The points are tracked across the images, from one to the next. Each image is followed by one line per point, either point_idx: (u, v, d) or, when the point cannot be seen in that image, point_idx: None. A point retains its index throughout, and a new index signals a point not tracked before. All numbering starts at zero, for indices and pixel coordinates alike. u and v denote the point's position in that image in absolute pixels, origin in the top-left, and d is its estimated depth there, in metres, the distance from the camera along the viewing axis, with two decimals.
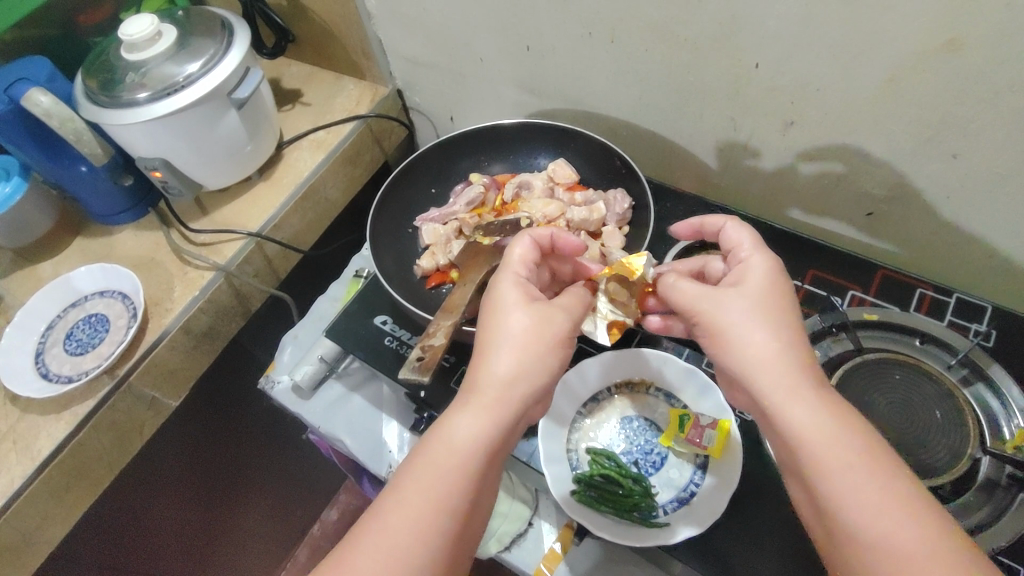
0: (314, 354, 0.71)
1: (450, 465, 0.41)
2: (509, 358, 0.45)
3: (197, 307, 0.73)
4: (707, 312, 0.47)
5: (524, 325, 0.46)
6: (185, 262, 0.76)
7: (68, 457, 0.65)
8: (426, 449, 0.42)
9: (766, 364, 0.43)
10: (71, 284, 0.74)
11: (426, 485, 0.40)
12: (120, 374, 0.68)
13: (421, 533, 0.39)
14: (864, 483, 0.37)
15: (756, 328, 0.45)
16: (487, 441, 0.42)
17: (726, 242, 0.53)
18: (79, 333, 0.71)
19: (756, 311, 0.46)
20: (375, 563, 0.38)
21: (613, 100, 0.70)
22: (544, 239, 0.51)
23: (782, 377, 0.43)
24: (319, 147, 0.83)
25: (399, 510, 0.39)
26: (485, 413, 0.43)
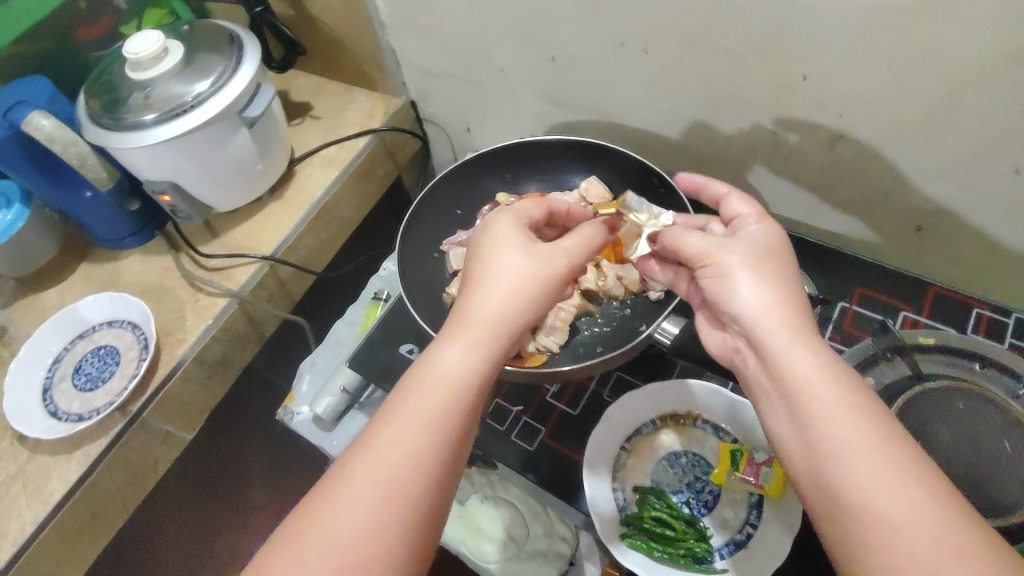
0: (335, 384, 0.67)
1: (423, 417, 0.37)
2: (501, 292, 0.42)
3: (211, 336, 0.70)
4: (712, 262, 0.44)
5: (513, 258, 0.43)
6: (196, 288, 0.72)
7: (81, 499, 0.62)
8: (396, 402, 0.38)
9: (771, 315, 0.40)
10: (77, 314, 0.71)
11: (418, 416, 0.37)
12: (133, 410, 0.65)
13: (394, 496, 0.35)
14: (869, 444, 0.34)
15: (760, 275, 0.42)
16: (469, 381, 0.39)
17: (727, 212, 0.50)
18: (88, 367, 0.68)
19: (760, 260, 0.43)
20: (364, 488, 0.35)
21: (642, 112, 0.67)
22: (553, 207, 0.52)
23: (792, 330, 0.39)
24: (332, 164, 0.80)
25: (384, 454, 0.36)
26: (474, 343, 0.40)
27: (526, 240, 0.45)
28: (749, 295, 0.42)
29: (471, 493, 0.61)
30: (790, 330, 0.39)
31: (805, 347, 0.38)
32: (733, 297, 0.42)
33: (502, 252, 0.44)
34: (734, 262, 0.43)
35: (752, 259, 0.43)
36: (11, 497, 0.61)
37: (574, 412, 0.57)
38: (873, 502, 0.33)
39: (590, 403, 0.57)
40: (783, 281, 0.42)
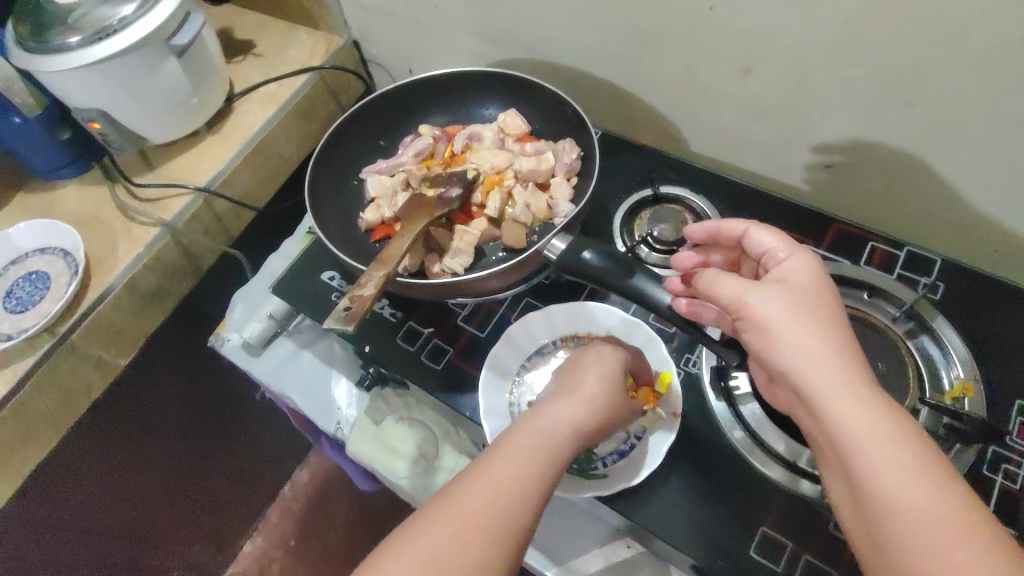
0: (263, 310, 0.69)
1: (495, 511, 0.37)
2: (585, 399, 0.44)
3: (143, 265, 0.71)
4: (743, 310, 0.41)
5: (594, 388, 0.45)
6: (129, 218, 0.73)
7: (9, 416, 0.63)
8: (497, 460, 0.39)
9: (820, 366, 0.37)
10: (12, 240, 0.72)
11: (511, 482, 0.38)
12: (60, 333, 0.66)
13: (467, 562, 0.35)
14: (920, 508, 0.32)
15: (795, 314, 0.39)
16: (557, 450, 0.41)
17: (754, 246, 0.47)
18: (19, 292, 0.69)
19: (800, 300, 0.40)
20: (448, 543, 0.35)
21: (569, 48, 0.67)
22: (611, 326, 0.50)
23: (840, 375, 0.37)
24: (271, 100, 0.80)
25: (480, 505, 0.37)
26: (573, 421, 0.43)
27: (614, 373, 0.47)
28: (796, 342, 0.38)
29: (386, 414, 0.63)
30: (840, 382, 0.37)
31: (858, 397, 0.36)
32: (775, 345, 0.39)
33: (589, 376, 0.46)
34: (772, 309, 0.40)
35: (793, 303, 0.40)
36: None
37: (482, 334, 0.59)
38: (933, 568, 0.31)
39: (497, 325, 0.60)
40: (835, 325, 0.39)
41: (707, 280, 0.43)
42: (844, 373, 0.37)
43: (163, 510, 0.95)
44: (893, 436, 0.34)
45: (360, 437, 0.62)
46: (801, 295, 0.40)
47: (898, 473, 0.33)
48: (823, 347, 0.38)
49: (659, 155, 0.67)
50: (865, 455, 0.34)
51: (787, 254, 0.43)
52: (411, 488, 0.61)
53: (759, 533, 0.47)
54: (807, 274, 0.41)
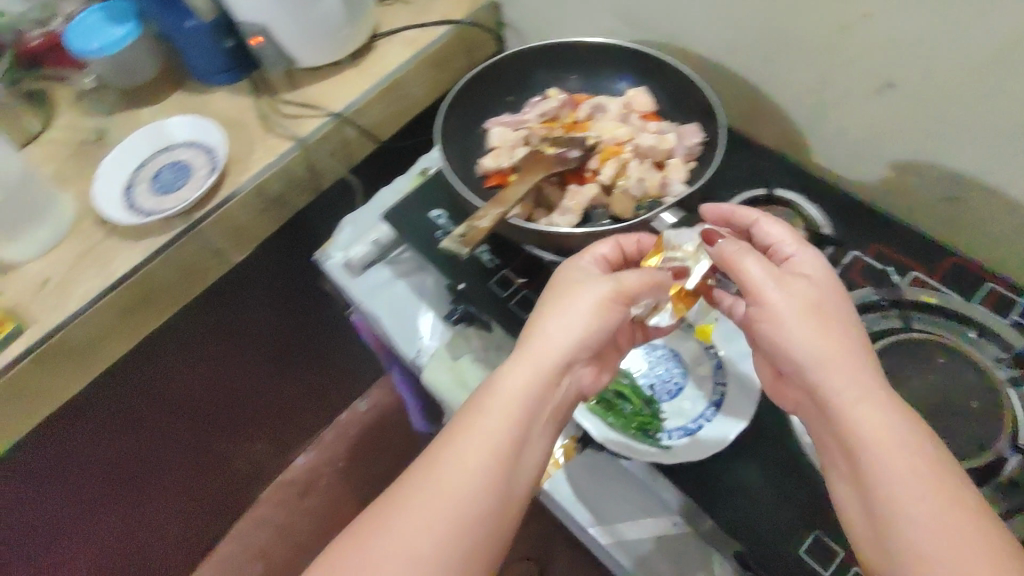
0: (370, 236, 0.75)
1: (494, 444, 0.43)
2: (553, 339, 0.47)
3: (272, 173, 0.77)
4: (758, 295, 0.44)
5: (585, 317, 0.47)
6: (267, 129, 0.80)
7: (139, 281, 0.71)
8: (474, 413, 0.45)
9: (831, 370, 0.41)
10: (165, 128, 0.81)
11: (481, 434, 0.43)
12: (193, 218, 0.73)
13: (449, 504, 0.41)
14: (925, 509, 0.35)
15: (801, 309, 0.43)
16: (522, 404, 0.45)
17: (763, 236, 0.50)
18: (164, 175, 0.77)
19: (817, 302, 0.43)
20: (437, 488, 0.42)
21: (708, 39, 0.68)
22: (627, 245, 0.53)
23: (865, 391, 0.39)
24: (411, 45, 0.85)
25: (458, 456, 0.43)
26: (530, 365, 0.46)
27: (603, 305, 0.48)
28: (809, 340, 0.42)
29: (465, 352, 0.66)
30: (854, 387, 0.40)
31: (868, 399, 0.39)
32: (790, 341, 0.43)
33: (579, 303, 0.48)
34: (788, 304, 0.43)
35: (806, 301, 0.43)
36: (83, 266, 0.71)
37: None
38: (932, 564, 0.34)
39: None
40: (846, 330, 0.42)
41: (729, 258, 0.46)
42: (867, 389, 0.39)
43: (232, 407, 1.03)
44: (904, 440, 0.37)
45: (436, 365, 0.66)
46: (809, 293, 0.44)
47: (904, 478, 0.36)
48: (839, 352, 0.41)
49: (779, 157, 0.67)
50: (877, 455, 0.37)
51: (797, 250, 0.47)
52: None
53: (811, 537, 0.47)
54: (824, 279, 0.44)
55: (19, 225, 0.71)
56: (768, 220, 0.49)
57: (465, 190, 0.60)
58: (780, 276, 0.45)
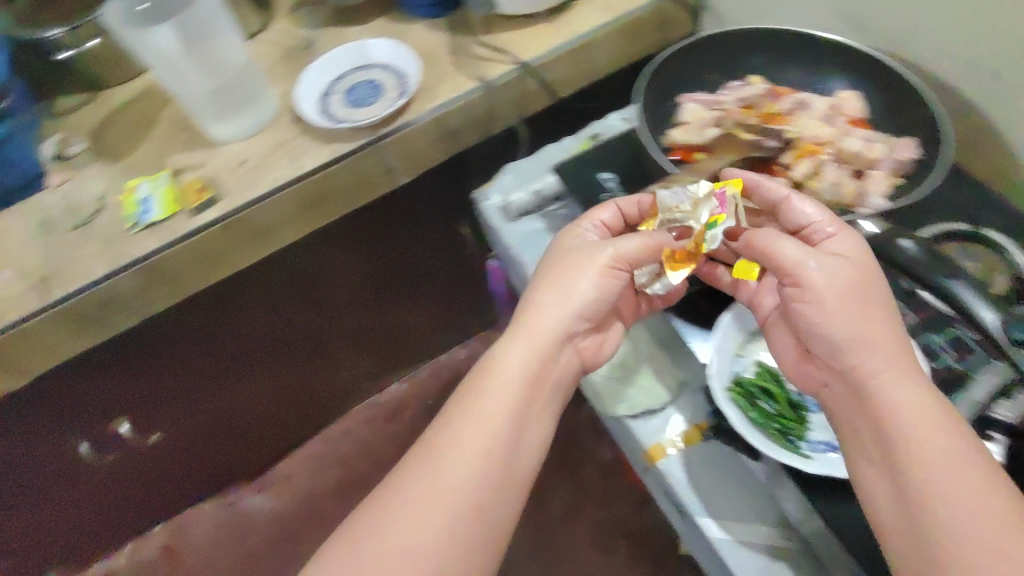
0: (534, 186, 0.77)
1: (495, 408, 0.52)
2: (551, 317, 0.56)
3: (453, 107, 0.80)
4: (797, 275, 0.48)
5: (586, 294, 0.55)
6: (457, 66, 0.83)
7: (320, 179, 0.78)
8: (477, 393, 0.53)
9: (865, 348, 0.45)
10: (366, 49, 0.86)
11: (484, 408, 0.52)
12: (376, 133, 0.79)
13: (467, 468, 0.50)
14: (949, 477, 0.40)
15: (836, 275, 0.47)
16: (518, 378, 0.54)
17: (796, 217, 0.53)
18: (357, 90, 0.83)
19: (855, 277, 0.47)
20: (449, 459, 0.50)
21: (938, 56, 0.63)
22: (627, 208, 0.61)
23: (891, 364, 0.44)
24: (607, 11, 0.85)
25: (467, 434, 0.51)
26: (527, 342, 0.55)
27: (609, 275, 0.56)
28: (851, 322, 0.46)
29: None
30: (891, 366, 0.44)
31: (898, 377, 0.44)
32: (830, 321, 0.47)
33: (577, 285, 0.56)
34: (828, 278, 0.47)
35: (846, 279, 0.47)
36: (276, 156, 0.79)
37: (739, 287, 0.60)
38: (955, 528, 0.39)
39: None
40: (881, 317, 0.46)
41: (767, 241, 0.50)
42: (902, 371, 0.44)
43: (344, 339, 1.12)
44: (936, 425, 0.42)
45: None
46: (847, 272, 0.47)
47: (936, 450, 0.41)
48: (882, 331, 0.46)
49: (990, 198, 0.61)
50: (906, 435, 0.42)
51: (835, 226, 0.50)
52: (600, 386, 0.62)
53: None
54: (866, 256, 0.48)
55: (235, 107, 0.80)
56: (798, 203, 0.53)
57: (658, 155, 0.60)
58: (816, 250, 0.49)
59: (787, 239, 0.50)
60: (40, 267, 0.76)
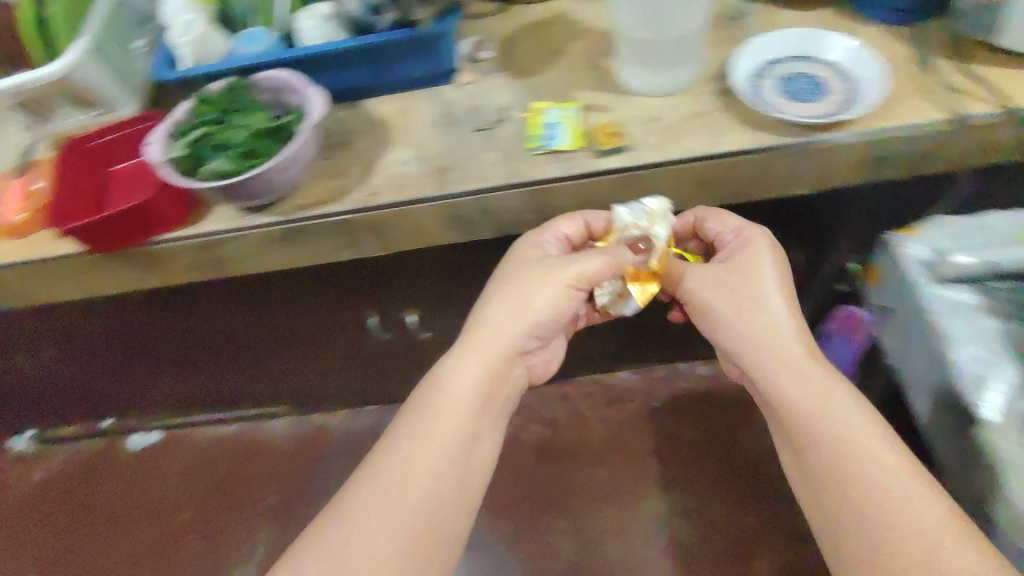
0: (987, 253, 0.72)
1: (455, 391, 0.71)
2: (496, 311, 0.74)
3: (904, 134, 0.71)
4: (704, 308, 0.75)
5: (542, 311, 0.73)
6: (920, 90, 0.73)
7: (735, 162, 0.74)
8: (418, 427, 0.69)
9: (803, 384, 0.69)
10: (815, 39, 0.78)
11: (420, 447, 0.68)
12: (812, 135, 0.72)
13: (433, 493, 0.66)
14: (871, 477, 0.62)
15: (724, 298, 0.74)
16: (464, 397, 0.71)
17: (708, 232, 0.79)
18: (795, 82, 0.76)
19: (732, 271, 0.74)
20: (392, 491, 0.66)
21: None
22: (594, 222, 0.77)
23: (772, 359, 0.71)
24: None
25: (415, 463, 0.67)
26: (478, 352, 0.73)
27: (506, 279, 0.75)
28: (728, 321, 0.73)
29: None
30: (766, 349, 0.71)
31: (777, 364, 0.70)
32: (714, 321, 0.75)
33: (536, 303, 0.73)
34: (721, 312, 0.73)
35: (732, 295, 0.73)
36: (693, 126, 0.76)
37: None
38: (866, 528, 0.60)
39: None
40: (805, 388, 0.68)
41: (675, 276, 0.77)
42: (780, 356, 0.70)
43: None
44: (825, 393, 0.68)
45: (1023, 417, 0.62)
46: (742, 312, 0.73)
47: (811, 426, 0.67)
48: (772, 344, 0.71)
49: None
50: (789, 404, 0.69)
51: (743, 231, 0.76)
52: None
53: None
54: (749, 248, 0.74)
55: (658, 65, 0.78)
56: (714, 216, 0.78)
57: None
58: (692, 275, 0.77)
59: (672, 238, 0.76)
60: (440, 158, 0.80)
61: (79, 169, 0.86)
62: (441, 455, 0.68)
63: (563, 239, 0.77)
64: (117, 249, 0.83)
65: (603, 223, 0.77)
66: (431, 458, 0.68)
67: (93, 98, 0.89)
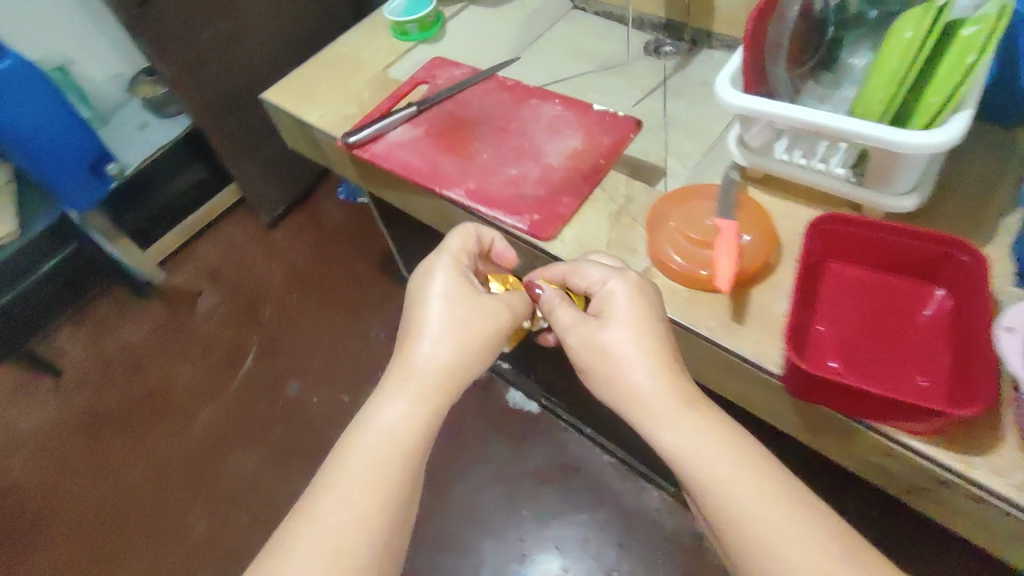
0: None
1: (399, 430, 0.59)
2: (430, 344, 0.63)
3: None
4: (571, 343, 0.64)
5: (448, 332, 0.64)
6: None
7: None
8: (355, 459, 0.57)
9: (700, 430, 0.54)
10: None
11: (370, 468, 0.56)
12: None
13: (378, 510, 0.55)
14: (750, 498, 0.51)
15: (634, 338, 0.59)
16: (399, 443, 0.58)
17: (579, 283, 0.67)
18: None
19: (625, 321, 0.60)
20: (336, 511, 0.54)
21: None
22: (486, 239, 0.73)
23: (668, 373, 0.57)
24: None
25: (357, 495, 0.55)
26: (407, 394, 0.61)
27: (446, 294, 0.67)
28: (637, 345, 0.59)
29: None
30: (711, 418, 0.55)
31: (705, 412, 0.55)
32: (619, 374, 0.59)
33: (451, 340, 0.64)
34: (621, 347, 0.59)
35: (626, 330, 0.60)
36: None
37: None
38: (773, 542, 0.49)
39: None
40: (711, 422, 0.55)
41: (547, 306, 0.67)
42: (709, 413, 0.56)
43: None
44: (761, 465, 0.53)
45: None
46: (622, 343, 0.59)
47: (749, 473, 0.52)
48: (660, 391, 0.57)
49: None
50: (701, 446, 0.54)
51: (607, 278, 0.64)
52: None
53: None
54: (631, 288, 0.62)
55: None
56: (576, 269, 0.67)
57: None
58: (576, 327, 0.63)
59: (567, 309, 0.65)
60: None
61: (818, 256, 0.65)
62: (382, 499, 0.55)
63: (472, 260, 0.71)
64: (805, 395, 0.59)
65: (490, 243, 0.74)
66: (372, 502, 0.55)
67: (874, 175, 0.63)
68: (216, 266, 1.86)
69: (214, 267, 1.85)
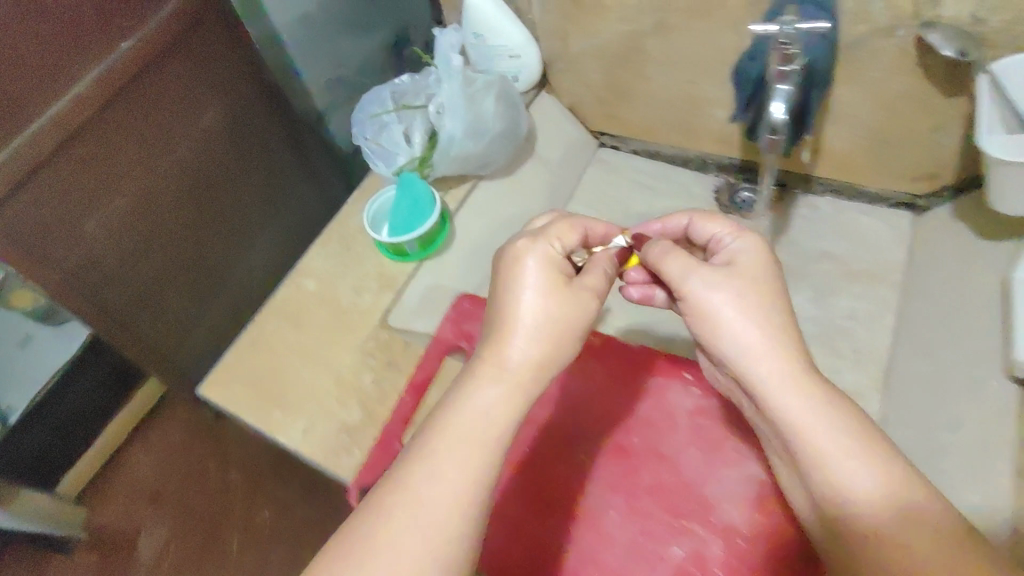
0: None
1: (501, 417, 0.44)
2: (534, 298, 0.48)
3: None
4: (685, 286, 0.51)
5: (543, 302, 0.48)
6: None
7: None
8: (435, 438, 0.43)
9: (757, 331, 0.48)
10: None
11: (464, 454, 0.43)
12: None
13: (468, 513, 0.42)
14: (860, 472, 0.43)
15: (747, 297, 0.49)
16: (497, 430, 0.44)
17: (702, 233, 0.57)
18: None
19: (745, 284, 0.50)
20: (418, 516, 0.41)
21: None
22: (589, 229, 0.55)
23: (766, 327, 0.48)
24: None
25: (436, 501, 0.42)
26: (507, 388, 0.45)
27: (545, 264, 0.49)
28: (754, 314, 0.48)
29: None
30: (807, 388, 0.47)
31: (794, 360, 0.47)
32: (729, 302, 0.49)
33: (546, 296, 0.48)
34: (729, 310, 0.49)
35: (738, 292, 0.49)
36: None
37: None
38: (873, 517, 0.43)
39: None
40: (775, 312, 0.49)
41: (659, 254, 0.53)
42: (785, 353, 0.48)
43: None
44: (843, 411, 0.46)
45: None
46: (753, 273, 0.50)
47: (823, 411, 0.46)
48: (751, 331, 0.48)
49: None
50: (792, 410, 0.47)
51: (741, 234, 0.54)
52: None
53: None
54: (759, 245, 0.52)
55: None
56: (702, 219, 0.56)
57: None
58: (696, 270, 0.51)
59: (676, 252, 0.52)
60: None
61: None
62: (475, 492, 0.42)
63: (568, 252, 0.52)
64: None
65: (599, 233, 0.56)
66: (469, 493, 0.42)
67: None
68: (154, 484, 1.39)
69: (151, 488, 1.38)
